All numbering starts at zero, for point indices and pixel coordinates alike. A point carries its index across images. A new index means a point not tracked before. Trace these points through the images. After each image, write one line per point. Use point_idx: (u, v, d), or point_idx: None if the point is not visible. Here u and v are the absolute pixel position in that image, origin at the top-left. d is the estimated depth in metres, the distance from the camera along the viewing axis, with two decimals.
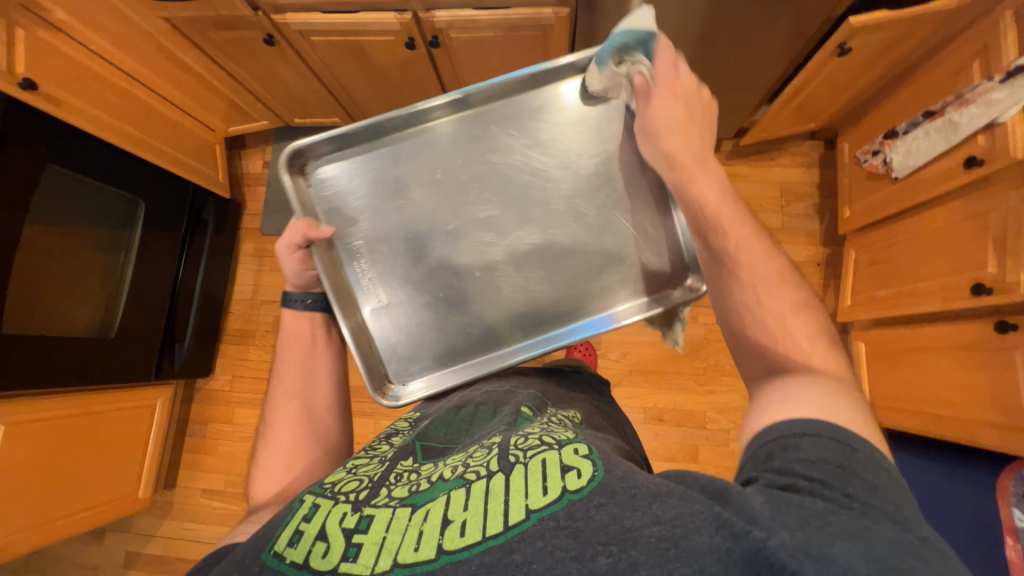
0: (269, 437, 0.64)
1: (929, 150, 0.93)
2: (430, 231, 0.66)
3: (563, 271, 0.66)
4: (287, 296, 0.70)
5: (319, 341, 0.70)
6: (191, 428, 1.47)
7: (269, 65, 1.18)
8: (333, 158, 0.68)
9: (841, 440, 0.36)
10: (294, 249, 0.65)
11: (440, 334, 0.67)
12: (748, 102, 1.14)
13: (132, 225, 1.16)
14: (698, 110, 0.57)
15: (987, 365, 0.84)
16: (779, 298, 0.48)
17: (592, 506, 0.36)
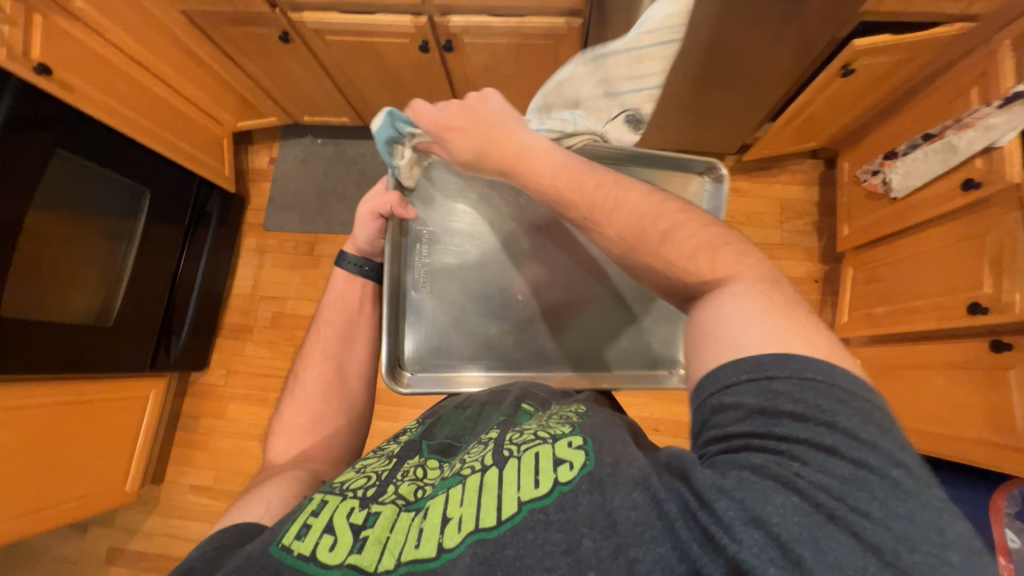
0: (298, 393, 0.66)
1: (927, 172, 0.96)
2: (490, 246, 0.67)
3: (594, 315, 0.68)
4: (343, 256, 0.71)
5: (366, 310, 0.70)
6: (182, 421, 1.45)
7: (283, 63, 1.20)
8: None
9: (759, 376, 0.33)
10: (375, 216, 0.65)
11: (473, 342, 0.66)
12: (752, 119, 1.16)
13: (137, 214, 1.16)
14: (475, 118, 0.55)
15: (981, 383, 0.85)
16: (650, 233, 0.43)
17: (580, 492, 0.37)
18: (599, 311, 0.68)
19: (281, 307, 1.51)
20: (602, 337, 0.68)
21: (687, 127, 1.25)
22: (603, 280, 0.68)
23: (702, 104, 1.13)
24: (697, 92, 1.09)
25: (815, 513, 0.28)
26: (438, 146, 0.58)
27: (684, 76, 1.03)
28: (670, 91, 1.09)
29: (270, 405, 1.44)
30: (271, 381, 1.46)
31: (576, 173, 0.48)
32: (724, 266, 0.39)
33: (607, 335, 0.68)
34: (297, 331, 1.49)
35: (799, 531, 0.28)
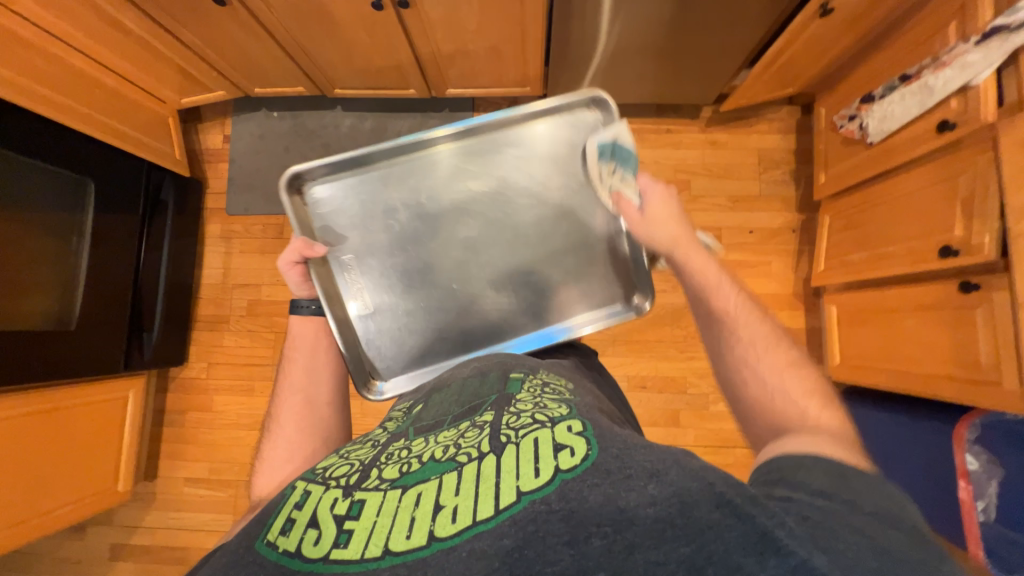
0: (273, 432, 0.65)
1: (904, 115, 0.94)
2: (417, 245, 0.75)
3: (528, 283, 0.76)
4: (296, 303, 0.74)
5: (325, 340, 0.74)
6: (169, 417, 1.43)
7: (222, 28, 1.08)
8: (328, 183, 0.75)
9: (838, 467, 0.40)
10: (293, 264, 0.72)
11: (424, 335, 0.76)
12: (729, 66, 1.12)
13: (84, 208, 1.07)
14: (670, 209, 0.67)
15: (947, 322, 0.89)
16: (770, 357, 0.54)
17: (586, 485, 0.37)
18: (535, 268, 0.76)
19: (257, 294, 1.46)
20: (544, 289, 0.77)
21: (663, 79, 1.20)
22: (534, 249, 0.76)
23: (676, 53, 1.08)
24: (671, 41, 1.04)
25: (888, 554, 0.33)
26: (626, 204, 0.68)
27: (658, 23, 0.97)
28: (643, 40, 1.04)
29: (257, 393, 1.42)
30: (256, 370, 1.43)
31: (727, 293, 0.61)
32: (824, 417, 0.48)
33: (550, 285, 0.77)
34: (276, 317, 1.45)
35: (878, 561, 0.32)
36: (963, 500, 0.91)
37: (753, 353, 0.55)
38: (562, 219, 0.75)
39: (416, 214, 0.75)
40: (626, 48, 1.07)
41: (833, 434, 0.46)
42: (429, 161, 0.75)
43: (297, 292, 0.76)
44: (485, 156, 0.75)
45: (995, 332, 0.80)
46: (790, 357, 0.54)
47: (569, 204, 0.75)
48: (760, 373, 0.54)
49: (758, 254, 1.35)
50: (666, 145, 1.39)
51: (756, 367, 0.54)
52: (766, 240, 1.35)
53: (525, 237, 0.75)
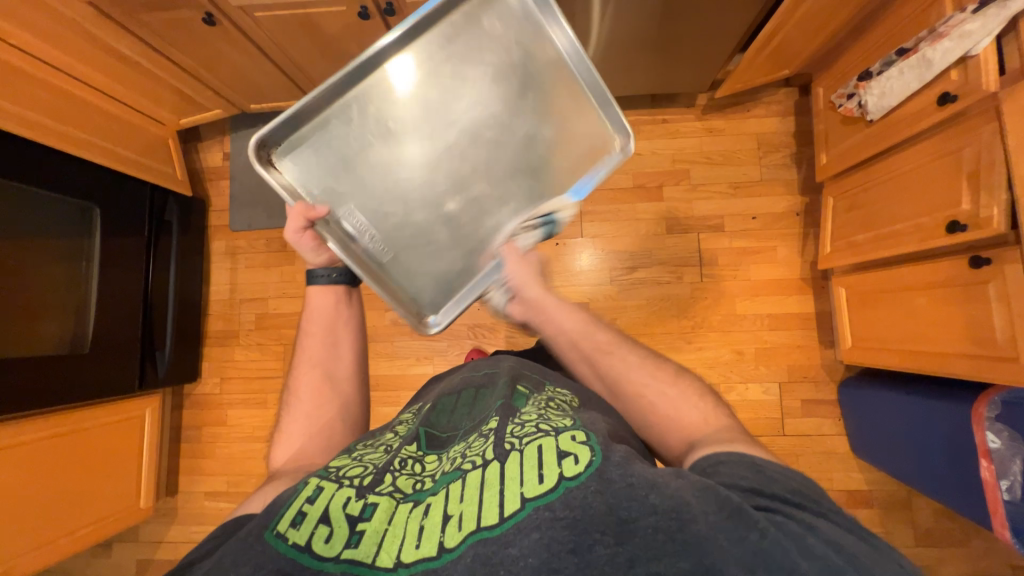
0: (292, 405, 0.70)
1: (904, 89, 0.92)
2: (412, 168, 0.72)
3: (531, 164, 0.72)
4: (312, 273, 0.75)
5: (342, 310, 0.77)
6: (185, 432, 1.45)
7: (214, 48, 1.10)
8: (296, 149, 0.72)
9: (749, 464, 0.43)
10: (302, 231, 0.70)
11: (454, 256, 0.74)
12: (722, 51, 1.10)
13: (91, 232, 1.10)
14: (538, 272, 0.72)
15: (959, 299, 0.86)
16: (659, 374, 0.62)
17: (589, 492, 0.38)
18: (535, 149, 0.72)
19: (264, 308, 1.48)
20: (551, 169, 0.72)
21: (655, 68, 1.18)
22: (527, 133, 0.71)
23: (667, 42, 1.07)
24: (660, 30, 1.03)
25: (835, 546, 0.35)
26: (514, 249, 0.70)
27: (643, 14, 0.97)
28: (631, 32, 1.03)
29: (270, 405, 1.44)
30: (268, 382, 1.45)
31: (596, 329, 0.69)
32: (710, 415, 0.57)
33: (556, 163, 0.72)
34: (283, 329, 1.46)
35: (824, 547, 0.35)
36: (986, 480, 0.86)
37: (638, 375, 0.62)
38: (545, 94, 0.71)
39: (398, 138, 0.71)
40: (615, 40, 1.06)
41: (725, 430, 0.54)
42: (384, 83, 0.71)
43: (313, 258, 0.76)
44: (438, 53, 0.70)
45: (1009, 306, 0.77)
46: (674, 368, 0.63)
47: (543, 70, 0.70)
48: (653, 391, 0.60)
49: (761, 240, 1.33)
50: (662, 135, 1.38)
51: (651, 387, 0.61)
52: (769, 225, 1.33)
53: (513, 124, 0.71)
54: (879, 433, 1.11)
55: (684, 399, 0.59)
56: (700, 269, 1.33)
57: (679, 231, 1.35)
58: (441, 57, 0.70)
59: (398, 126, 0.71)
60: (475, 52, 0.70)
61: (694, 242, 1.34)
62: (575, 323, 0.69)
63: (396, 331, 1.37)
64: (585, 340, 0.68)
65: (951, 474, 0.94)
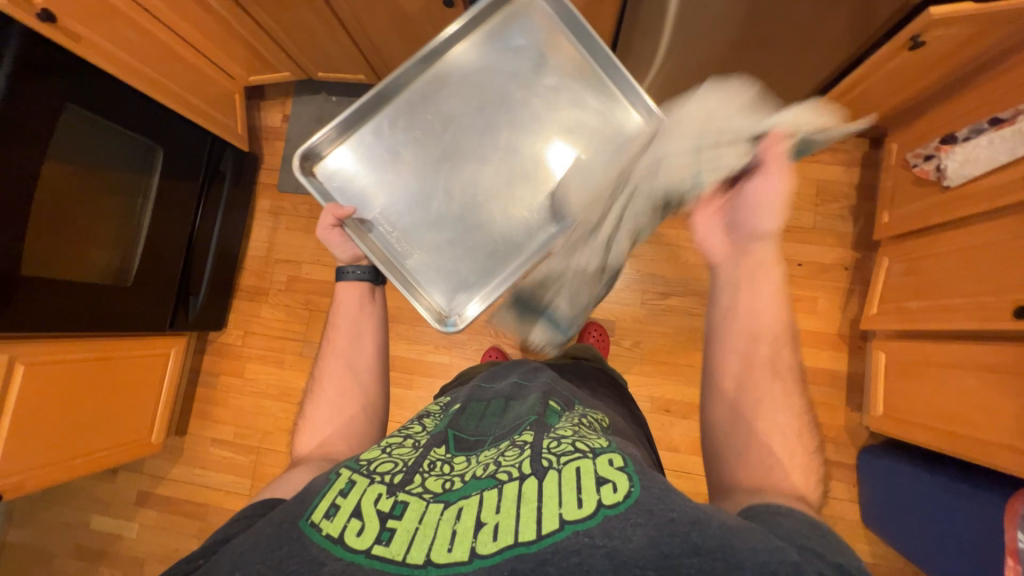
0: (316, 394, 0.71)
1: (989, 160, 0.89)
2: (433, 176, 0.83)
3: (539, 173, 0.82)
4: (342, 270, 0.80)
5: (366, 305, 0.79)
6: (203, 378, 1.49)
7: (296, 13, 1.12)
8: (330, 157, 0.83)
9: (818, 528, 0.41)
10: (331, 228, 0.79)
11: (464, 258, 0.83)
12: (800, 91, 1.07)
13: (150, 171, 1.13)
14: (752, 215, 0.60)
15: (1013, 388, 0.82)
16: (785, 420, 0.55)
17: (628, 524, 0.36)
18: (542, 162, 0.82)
19: (296, 271, 1.50)
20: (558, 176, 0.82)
21: None
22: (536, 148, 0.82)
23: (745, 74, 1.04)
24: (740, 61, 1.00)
25: None
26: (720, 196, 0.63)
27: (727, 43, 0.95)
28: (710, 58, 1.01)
29: (287, 366, 1.47)
30: (288, 344, 1.48)
31: (763, 345, 0.59)
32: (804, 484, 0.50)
33: (562, 171, 0.82)
34: (312, 295, 1.49)
35: None
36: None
37: (763, 394, 0.56)
38: (549, 113, 0.82)
39: (419, 147, 0.83)
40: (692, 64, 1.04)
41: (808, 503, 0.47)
42: (408, 103, 0.82)
43: (343, 258, 0.82)
44: (455, 77, 0.82)
45: None
46: (803, 435, 0.54)
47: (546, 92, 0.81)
48: (759, 419, 0.55)
49: (805, 288, 1.29)
50: None
51: (760, 416, 0.55)
52: (815, 276, 1.29)
53: (523, 139, 0.82)
54: (897, 509, 1.06)
55: (785, 450, 0.52)
56: None
57: None
58: (458, 81, 0.82)
59: (420, 137, 0.82)
60: (488, 78, 0.82)
61: None
62: (755, 312, 0.60)
63: (420, 317, 1.37)
64: (753, 339, 0.59)
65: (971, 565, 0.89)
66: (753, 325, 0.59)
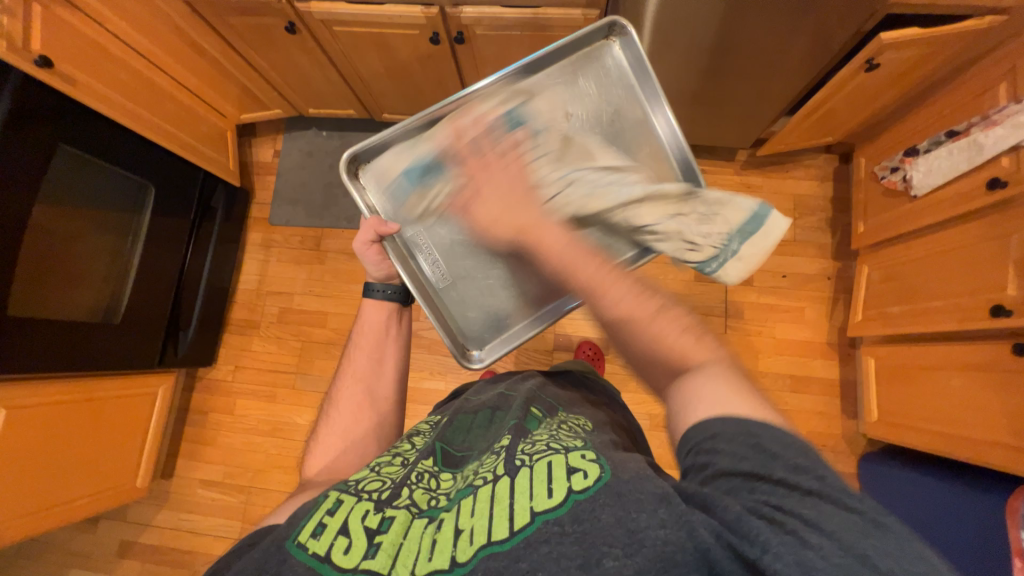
0: (330, 416, 0.70)
1: (951, 170, 0.94)
2: None
3: None
4: (369, 286, 0.76)
5: (391, 328, 0.77)
6: (191, 416, 1.45)
7: (287, 53, 1.16)
8: (383, 158, 0.71)
9: (748, 434, 0.39)
10: (369, 244, 0.71)
11: (504, 296, 0.74)
12: (769, 113, 1.14)
13: (142, 209, 1.14)
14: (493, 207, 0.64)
15: (998, 385, 0.84)
16: (644, 307, 0.49)
17: (597, 506, 0.39)
18: None
19: (288, 303, 1.50)
20: None
21: (699, 121, 1.23)
22: None
23: (716, 98, 1.11)
24: (710, 87, 1.07)
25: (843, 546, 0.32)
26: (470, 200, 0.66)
27: (697, 69, 1.01)
28: (683, 85, 1.08)
29: (278, 400, 1.44)
30: (280, 377, 1.46)
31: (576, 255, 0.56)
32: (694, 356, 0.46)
33: None
34: (304, 327, 1.48)
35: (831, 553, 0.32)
36: None
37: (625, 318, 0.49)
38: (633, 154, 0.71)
39: None
40: (666, 90, 1.11)
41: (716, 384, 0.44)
42: None
43: (373, 272, 0.76)
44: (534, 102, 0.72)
45: None
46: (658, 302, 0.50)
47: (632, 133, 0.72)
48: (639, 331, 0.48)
49: (791, 299, 1.32)
50: None
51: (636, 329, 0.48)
52: (800, 286, 1.33)
53: None
54: None
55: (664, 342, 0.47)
56: (724, 320, 1.32)
57: (707, 280, 1.35)
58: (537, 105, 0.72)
59: None
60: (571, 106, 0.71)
61: (721, 292, 1.34)
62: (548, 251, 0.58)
63: (414, 343, 1.37)
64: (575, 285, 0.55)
65: None
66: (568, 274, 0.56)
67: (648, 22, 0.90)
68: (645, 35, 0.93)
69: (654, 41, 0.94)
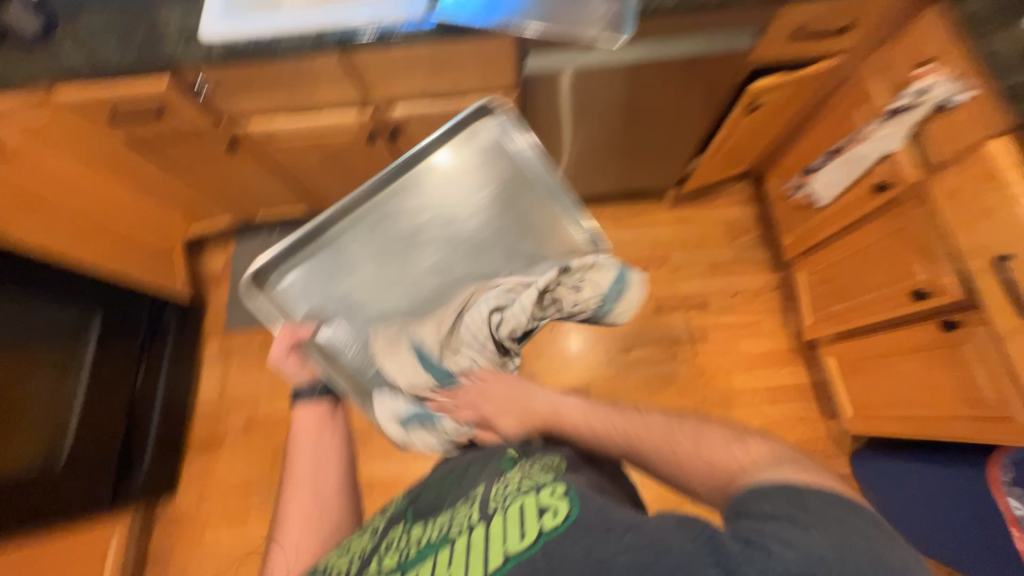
0: (282, 534, 0.65)
1: (841, 181, 1.07)
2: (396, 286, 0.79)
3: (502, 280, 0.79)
4: (296, 393, 0.76)
5: (328, 425, 0.75)
6: (151, 562, 1.29)
7: (229, 167, 1.20)
8: (288, 275, 0.79)
9: (793, 491, 0.39)
10: (286, 352, 0.75)
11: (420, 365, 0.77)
12: (682, 154, 1.28)
13: (82, 343, 1.08)
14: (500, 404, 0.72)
15: (938, 360, 0.91)
16: (683, 434, 0.51)
17: (566, 542, 0.41)
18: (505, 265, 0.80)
19: (254, 411, 1.42)
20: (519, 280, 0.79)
21: (625, 171, 1.35)
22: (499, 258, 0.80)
23: (633, 149, 1.24)
24: (626, 141, 1.20)
25: None
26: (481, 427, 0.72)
27: (614, 128, 1.15)
28: (604, 142, 1.20)
29: (252, 522, 1.31)
30: (252, 495, 1.34)
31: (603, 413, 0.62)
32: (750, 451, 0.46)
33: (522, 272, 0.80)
34: (273, 434, 1.39)
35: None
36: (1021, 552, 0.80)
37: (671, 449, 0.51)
38: (511, 219, 0.81)
39: (381, 261, 0.80)
40: (589, 149, 1.23)
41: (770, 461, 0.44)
42: (371, 217, 0.81)
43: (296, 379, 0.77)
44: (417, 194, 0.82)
45: (988, 367, 0.82)
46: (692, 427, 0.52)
47: (505, 199, 0.82)
48: (683, 456, 0.50)
49: (746, 314, 1.40)
50: (640, 225, 1.51)
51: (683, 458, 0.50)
52: (751, 301, 1.41)
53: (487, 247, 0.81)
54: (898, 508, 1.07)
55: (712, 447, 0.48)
56: (692, 346, 1.37)
57: (667, 310, 1.42)
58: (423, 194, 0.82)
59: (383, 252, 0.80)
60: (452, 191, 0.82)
61: (683, 319, 1.40)
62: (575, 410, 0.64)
63: None
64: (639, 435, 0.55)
65: (988, 547, 0.89)
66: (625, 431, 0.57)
67: (564, 94, 1.02)
68: (564, 109, 1.06)
69: (571, 112, 1.08)
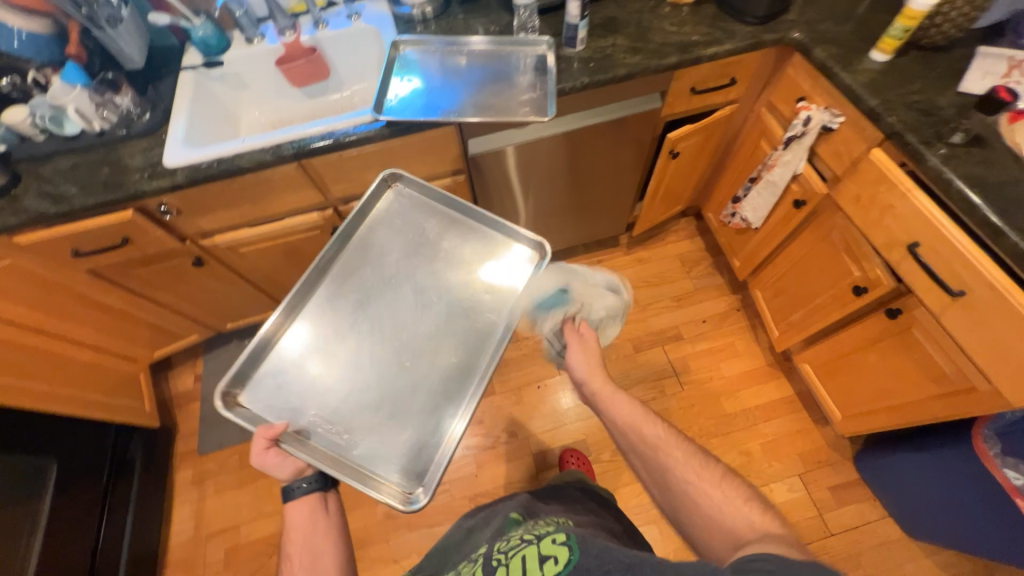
0: None
1: (767, 203, 1.18)
2: (361, 354, 0.75)
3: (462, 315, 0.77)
4: (286, 488, 0.70)
5: (324, 523, 0.70)
6: None
7: (195, 282, 1.21)
8: (253, 383, 0.74)
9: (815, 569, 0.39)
10: (266, 450, 0.68)
11: (411, 423, 0.71)
12: (625, 203, 1.40)
13: (40, 495, 0.99)
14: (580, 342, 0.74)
15: (894, 347, 0.97)
16: (709, 473, 0.59)
17: None
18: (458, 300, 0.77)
19: (236, 538, 1.29)
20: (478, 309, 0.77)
21: (577, 227, 1.45)
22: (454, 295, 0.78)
23: (580, 205, 1.35)
24: (572, 199, 1.31)
25: None
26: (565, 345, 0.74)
27: (559, 190, 1.26)
28: (553, 204, 1.31)
29: None
30: None
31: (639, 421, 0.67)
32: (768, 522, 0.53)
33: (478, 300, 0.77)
34: (259, 560, 1.26)
35: None
36: None
37: (687, 487, 0.58)
38: (451, 258, 0.81)
39: (339, 337, 0.76)
40: (541, 212, 1.33)
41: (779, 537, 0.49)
42: (317, 302, 0.78)
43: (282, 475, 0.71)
44: (356, 267, 0.81)
45: (938, 346, 0.88)
46: (720, 473, 0.59)
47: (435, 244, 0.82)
48: (697, 493, 0.57)
49: (719, 339, 1.45)
50: None
51: (694, 493, 0.57)
52: (720, 325, 1.47)
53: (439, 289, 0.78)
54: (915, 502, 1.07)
55: (726, 505, 0.55)
56: (677, 379, 1.39)
57: (645, 348, 1.45)
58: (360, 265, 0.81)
59: (337, 328, 0.77)
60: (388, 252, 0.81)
61: (662, 354, 1.44)
62: (614, 405, 0.70)
63: (392, 525, 1.24)
64: (662, 456, 0.62)
65: (1004, 523, 0.90)
66: (655, 457, 0.62)
67: (510, 167, 1.12)
68: (514, 179, 1.17)
69: (519, 182, 1.18)
